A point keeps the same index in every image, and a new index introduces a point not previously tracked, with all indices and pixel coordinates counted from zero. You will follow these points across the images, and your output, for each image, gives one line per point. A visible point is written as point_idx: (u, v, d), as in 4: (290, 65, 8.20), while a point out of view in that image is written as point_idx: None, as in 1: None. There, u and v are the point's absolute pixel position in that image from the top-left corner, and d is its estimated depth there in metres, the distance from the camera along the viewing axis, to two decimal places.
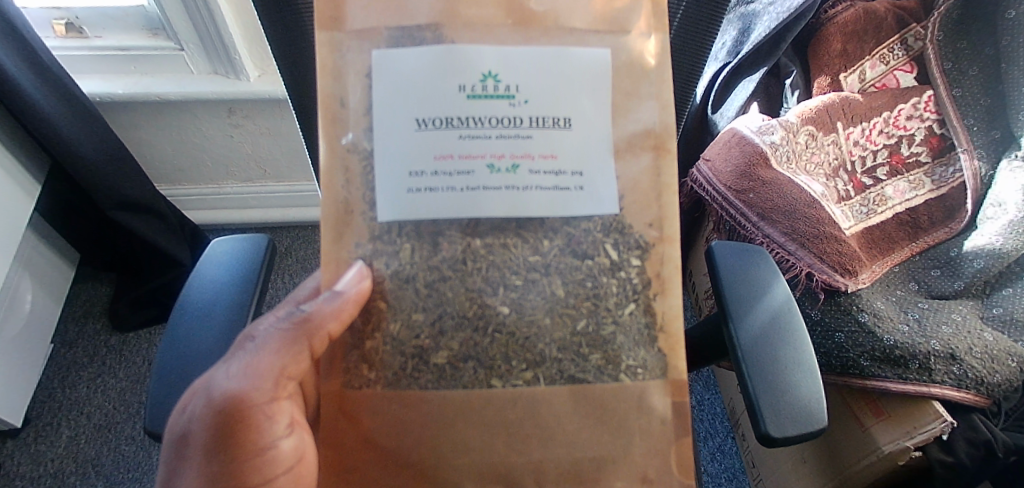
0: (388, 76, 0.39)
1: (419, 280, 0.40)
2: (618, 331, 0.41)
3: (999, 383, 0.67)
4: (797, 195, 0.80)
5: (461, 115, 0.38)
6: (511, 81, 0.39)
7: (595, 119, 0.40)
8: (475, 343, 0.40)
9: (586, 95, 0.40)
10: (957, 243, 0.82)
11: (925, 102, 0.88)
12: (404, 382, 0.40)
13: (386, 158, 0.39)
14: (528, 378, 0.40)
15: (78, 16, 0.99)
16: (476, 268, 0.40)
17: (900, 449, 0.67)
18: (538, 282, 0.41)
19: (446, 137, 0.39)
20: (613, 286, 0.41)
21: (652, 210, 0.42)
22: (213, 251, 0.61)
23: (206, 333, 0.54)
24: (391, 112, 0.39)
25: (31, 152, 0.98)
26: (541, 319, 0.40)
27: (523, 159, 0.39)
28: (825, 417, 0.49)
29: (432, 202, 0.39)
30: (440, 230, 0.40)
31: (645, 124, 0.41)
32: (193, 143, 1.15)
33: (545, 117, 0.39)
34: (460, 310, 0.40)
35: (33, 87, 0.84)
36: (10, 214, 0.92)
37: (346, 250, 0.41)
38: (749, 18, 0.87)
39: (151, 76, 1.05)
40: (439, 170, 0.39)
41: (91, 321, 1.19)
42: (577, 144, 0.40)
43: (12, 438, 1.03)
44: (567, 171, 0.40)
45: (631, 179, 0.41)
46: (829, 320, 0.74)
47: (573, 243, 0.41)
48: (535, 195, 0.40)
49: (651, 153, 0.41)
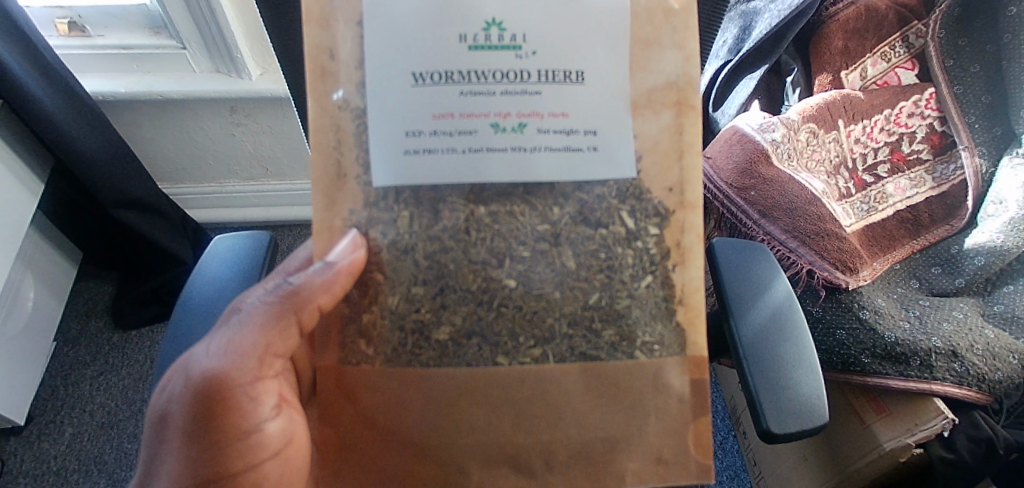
0: (384, 23, 0.37)
1: (419, 251, 0.40)
2: (633, 305, 0.41)
3: (1001, 380, 0.67)
4: (799, 192, 0.80)
5: (462, 69, 0.37)
6: (517, 30, 0.37)
7: (608, 72, 0.38)
8: (480, 317, 0.40)
9: (599, 46, 0.38)
10: (957, 241, 0.82)
11: (926, 99, 0.88)
12: (403, 359, 0.40)
13: (382, 116, 0.38)
14: (536, 356, 0.40)
15: (80, 15, 0.99)
16: (480, 238, 0.40)
17: (902, 446, 0.67)
18: (548, 253, 0.40)
19: (447, 94, 0.37)
20: (629, 257, 0.41)
21: (673, 173, 0.41)
22: (214, 249, 0.62)
23: (208, 327, 0.54)
24: (387, 65, 0.37)
25: (33, 149, 0.98)
26: (550, 293, 0.40)
27: (531, 117, 0.38)
28: (826, 413, 0.49)
29: (433, 164, 0.38)
30: (441, 196, 0.39)
31: (666, 77, 0.39)
32: (193, 140, 1.16)
33: (555, 70, 0.38)
34: (462, 283, 0.40)
35: (35, 84, 0.84)
36: (11, 210, 0.92)
37: (339, 218, 0.40)
38: (750, 16, 0.87)
39: (153, 74, 1.05)
40: (439, 130, 0.38)
41: (93, 319, 1.19)
42: (587, 100, 0.38)
43: (15, 436, 1.04)
44: (579, 131, 0.39)
45: (651, 138, 0.40)
46: (830, 317, 0.74)
47: (586, 209, 0.40)
48: (542, 157, 0.39)
49: (673, 110, 0.40)
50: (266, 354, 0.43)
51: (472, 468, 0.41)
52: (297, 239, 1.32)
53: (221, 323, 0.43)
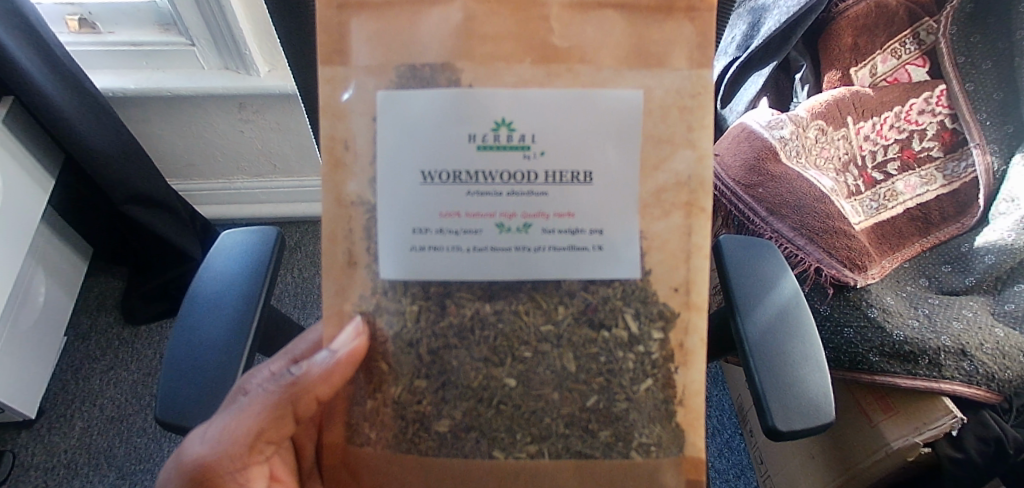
0: (394, 119, 0.36)
1: (423, 345, 0.39)
2: (631, 408, 0.39)
3: (1010, 379, 0.66)
4: (806, 190, 0.80)
5: (470, 170, 0.36)
6: (526, 130, 0.35)
7: (619, 171, 0.36)
8: (479, 414, 0.39)
9: (611, 144, 0.36)
10: (968, 239, 0.81)
11: (938, 96, 0.87)
12: (402, 446, 0.40)
13: (389, 215, 0.37)
14: (532, 452, 0.40)
15: (90, 12, 1.00)
16: (483, 336, 0.39)
17: (910, 446, 0.67)
18: (549, 355, 0.39)
19: (453, 193, 0.36)
20: (630, 361, 0.39)
21: (679, 273, 0.39)
22: (224, 243, 0.62)
23: (218, 328, 0.54)
24: (394, 161, 0.36)
25: (45, 148, 0.99)
26: (548, 394, 0.39)
27: (536, 217, 0.37)
28: (832, 414, 0.49)
29: (434, 263, 0.38)
30: (450, 291, 0.39)
31: (679, 176, 0.37)
32: (201, 138, 1.16)
33: (562, 171, 0.36)
34: (463, 381, 0.39)
35: (42, 78, 0.84)
36: (23, 205, 0.93)
37: (349, 303, 0.40)
38: (759, 13, 0.86)
39: (162, 72, 1.06)
40: (443, 228, 0.37)
41: (104, 315, 1.21)
42: (597, 200, 0.37)
43: (27, 429, 1.06)
44: (585, 230, 0.37)
45: (660, 237, 0.38)
46: (838, 315, 0.74)
47: (590, 310, 0.39)
48: (546, 255, 0.38)
49: (682, 210, 0.38)
50: (258, 436, 0.43)
51: None
52: (304, 236, 1.33)
53: (227, 406, 0.43)
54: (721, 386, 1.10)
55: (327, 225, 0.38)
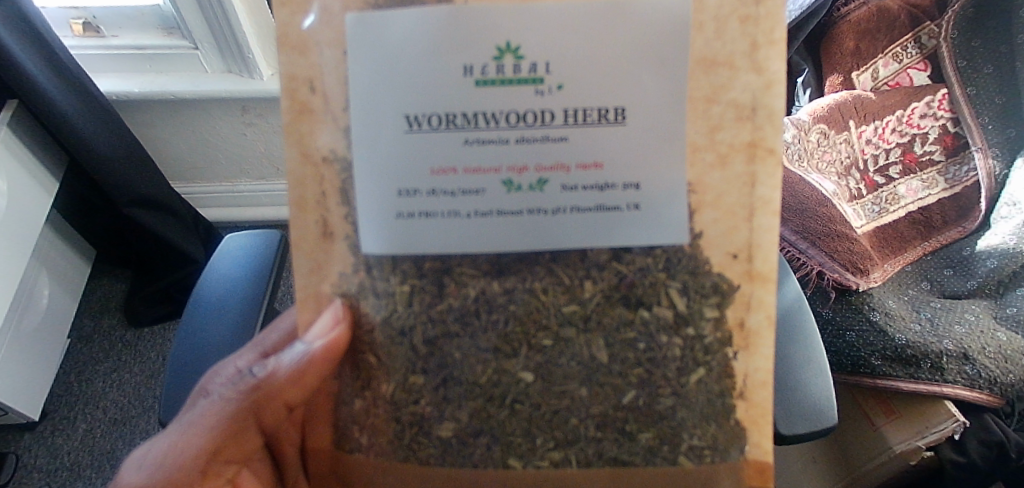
0: (372, 52, 0.30)
1: (417, 334, 0.35)
2: (678, 405, 0.35)
3: (1012, 383, 0.66)
4: (809, 194, 0.80)
5: (467, 111, 0.30)
6: (537, 57, 0.29)
7: (655, 109, 0.30)
8: (489, 416, 0.35)
9: (647, 72, 0.30)
10: (970, 242, 0.81)
11: (940, 100, 0.87)
12: (400, 454, 0.36)
13: (371, 172, 0.32)
14: (557, 460, 0.36)
15: (95, 15, 1.01)
16: (491, 320, 0.34)
17: (912, 449, 0.67)
18: (573, 343, 0.34)
19: (449, 142, 0.31)
20: (676, 348, 0.34)
21: (740, 235, 0.34)
22: (228, 246, 0.62)
23: (222, 331, 0.55)
24: (374, 106, 0.31)
25: (49, 151, 0.99)
26: (575, 392, 0.35)
27: (553, 171, 0.31)
28: (836, 417, 0.49)
29: (428, 231, 0.33)
30: (449, 266, 0.34)
31: (736, 108, 0.31)
32: (205, 140, 1.17)
33: (587, 110, 0.30)
34: (469, 376, 0.35)
35: (52, 87, 0.86)
36: (27, 208, 0.93)
37: (325, 284, 0.36)
38: None
39: (167, 74, 1.06)
40: (436, 188, 0.32)
41: (107, 317, 1.21)
42: (626, 147, 0.31)
43: (31, 431, 1.06)
44: (617, 185, 0.32)
45: (715, 190, 0.33)
46: (840, 319, 0.75)
47: (625, 284, 0.34)
48: (566, 219, 0.32)
49: (744, 153, 0.32)
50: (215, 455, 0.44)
51: None
52: None
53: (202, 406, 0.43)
54: None
55: (294, 188, 0.34)
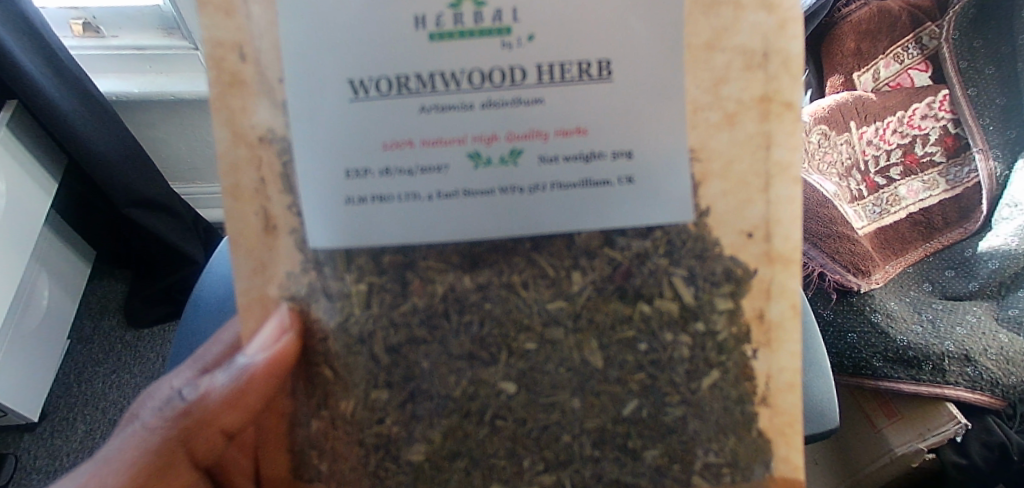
0: (308, 6, 0.27)
1: (378, 341, 0.32)
2: (689, 417, 0.33)
3: (1015, 385, 0.66)
4: (810, 195, 0.80)
5: (422, 73, 0.27)
6: (500, 4, 0.26)
7: (642, 64, 0.28)
8: (466, 433, 0.33)
9: (633, 19, 0.27)
10: (972, 243, 0.81)
11: (941, 101, 0.86)
12: (366, 481, 0.35)
13: (316, 152, 0.29)
14: (547, 483, 0.34)
15: (94, 16, 1.01)
16: (464, 322, 0.32)
17: (913, 451, 0.68)
18: (559, 345, 0.32)
19: (404, 110, 0.28)
20: (682, 348, 0.32)
21: (756, 209, 0.32)
22: (226, 247, 0.62)
23: (211, 334, 0.54)
24: (317, 74, 0.28)
25: (48, 151, 0.99)
26: (565, 402, 0.33)
27: (529, 140, 0.28)
28: (837, 418, 0.49)
29: (390, 215, 0.30)
30: (412, 260, 0.31)
31: (738, 55, 0.29)
32: (204, 140, 1.16)
33: (564, 64, 0.27)
34: (444, 390, 0.32)
35: (51, 87, 0.85)
36: (25, 207, 0.93)
37: (272, 287, 0.33)
38: None
39: (166, 75, 1.05)
40: (392, 165, 0.28)
41: (107, 317, 1.21)
42: (610, 110, 0.28)
43: (30, 432, 1.06)
44: (605, 152, 0.29)
45: (722, 155, 0.31)
46: (841, 320, 0.75)
47: (619, 275, 0.32)
48: (545, 196, 0.29)
49: (756, 110, 0.30)
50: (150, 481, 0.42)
51: None
52: None
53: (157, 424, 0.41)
54: None
55: (226, 175, 0.30)
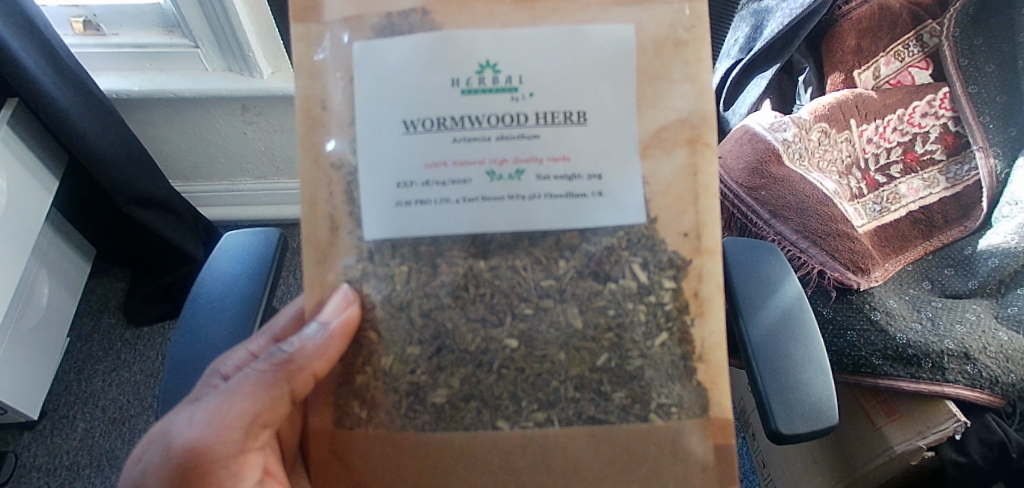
0: (376, 71, 0.37)
1: (415, 308, 0.39)
2: (646, 365, 0.39)
3: (1014, 383, 0.66)
4: (810, 192, 0.80)
5: (456, 115, 0.37)
6: (511, 72, 0.37)
7: (611, 112, 0.37)
8: (478, 381, 0.39)
9: (602, 81, 0.37)
10: (971, 242, 0.81)
11: (941, 98, 0.87)
12: (398, 424, 0.40)
13: (374, 170, 0.38)
14: (540, 420, 0.39)
15: (94, 13, 1.01)
16: (479, 294, 0.39)
17: (912, 449, 0.67)
18: (551, 311, 0.39)
19: (441, 141, 0.37)
20: (640, 314, 0.39)
21: (688, 217, 0.39)
22: (225, 245, 0.62)
23: (220, 331, 0.55)
24: (379, 114, 0.37)
25: (49, 150, 0.99)
26: (554, 355, 0.39)
27: (528, 163, 0.37)
28: (836, 414, 0.49)
29: (425, 217, 0.38)
30: (442, 250, 0.39)
31: (678, 113, 0.38)
32: (205, 140, 1.17)
33: (553, 112, 0.37)
34: (461, 345, 0.39)
35: (50, 84, 0.85)
36: (27, 206, 0.93)
37: (331, 272, 0.40)
38: (762, 15, 0.84)
39: (166, 73, 1.06)
40: (431, 179, 0.37)
41: (107, 315, 1.21)
42: (588, 143, 0.37)
43: (30, 430, 1.06)
44: (584, 174, 0.38)
45: (664, 181, 0.39)
46: (841, 318, 0.74)
47: (593, 262, 0.39)
48: (540, 204, 0.38)
49: (686, 148, 0.38)
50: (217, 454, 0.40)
51: None
52: None
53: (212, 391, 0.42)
54: None
55: (307, 189, 0.39)
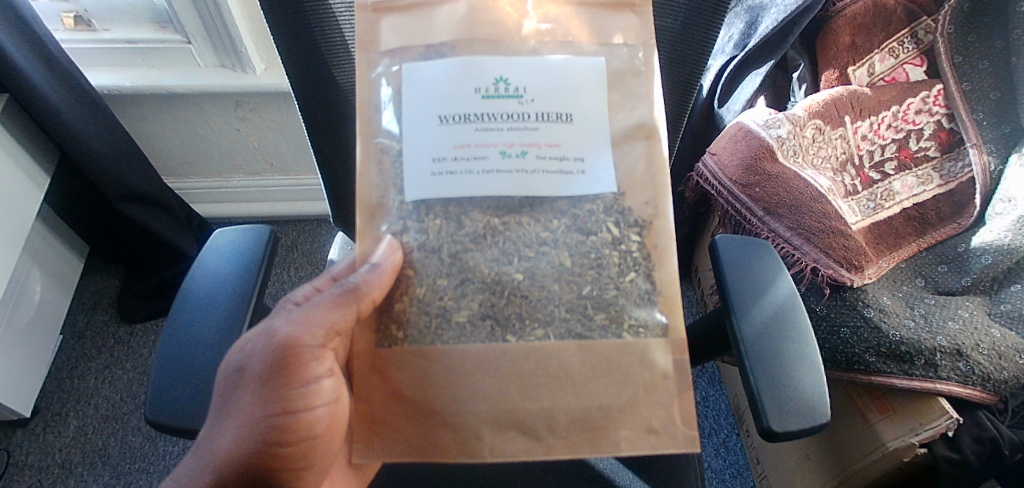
0: (415, 85, 0.41)
1: (445, 249, 0.41)
2: (620, 294, 0.41)
3: (1006, 379, 0.67)
4: (804, 190, 0.80)
5: (476, 112, 0.40)
6: (520, 83, 0.40)
7: (595, 116, 0.41)
8: (493, 304, 0.40)
9: (585, 93, 0.41)
10: (965, 239, 0.81)
11: (935, 96, 0.87)
12: (428, 339, 0.40)
13: (414, 152, 0.41)
14: (539, 335, 0.40)
15: (86, 9, 1.00)
16: (494, 241, 0.41)
17: (905, 446, 0.68)
18: (549, 253, 0.41)
19: (462, 131, 0.40)
20: (615, 258, 0.42)
21: (649, 190, 0.42)
22: (216, 241, 0.62)
23: (209, 326, 0.54)
24: (414, 113, 0.41)
25: (39, 143, 0.98)
26: (549, 285, 0.41)
27: (530, 146, 0.40)
28: (828, 413, 0.49)
29: (454, 185, 0.40)
30: (465, 210, 0.41)
31: (636, 119, 0.42)
32: (199, 136, 1.16)
33: (549, 112, 0.41)
34: (479, 276, 0.41)
35: (43, 83, 0.84)
36: (14, 200, 0.92)
37: (376, 227, 0.42)
38: (757, 11, 0.82)
39: (158, 68, 1.05)
40: (459, 156, 0.40)
41: (99, 312, 1.20)
42: (579, 135, 0.41)
43: (22, 428, 1.05)
44: (569, 157, 0.41)
45: (628, 165, 0.42)
46: (834, 315, 0.75)
47: (579, 220, 0.41)
48: (542, 176, 0.41)
49: (643, 139, 0.42)
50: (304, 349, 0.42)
51: (484, 435, 0.40)
52: (301, 235, 1.35)
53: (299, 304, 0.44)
54: (717, 385, 1.09)
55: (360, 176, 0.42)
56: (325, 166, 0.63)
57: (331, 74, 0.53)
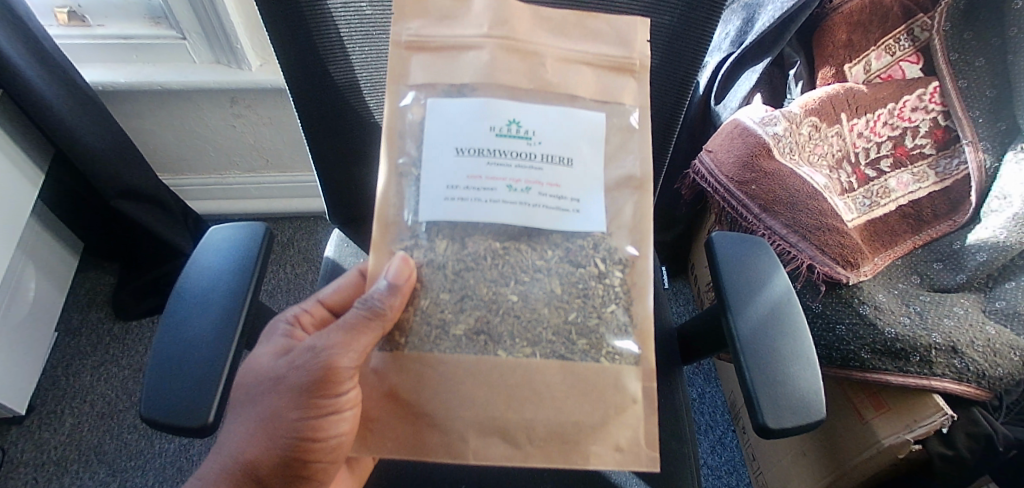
0: (437, 120, 0.41)
1: (449, 268, 0.41)
2: (599, 325, 0.41)
3: (1000, 376, 0.67)
4: (800, 187, 0.80)
5: (490, 148, 0.40)
6: (531, 125, 0.41)
7: (594, 165, 0.42)
8: (488, 320, 0.41)
9: (588, 142, 0.42)
10: (961, 236, 0.81)
11: (930, 93, 0.86)
12: (427, 347, 0.40)
13: (431, 176, 0.41)
14: (527, 354, 0.40)
15: (79, 4, 0.98)
16: (490, 266, 0.42)
17: (900, 442, 0.68)
18: (542, 279, 0.42)
19: (472, 164, 0.40)
20: (601, 291, 0.42)
21: (635, 236, 0.42)
22: (210, 239, 0.61)
23: (203, 326, 0.54)
24: (431, 143, 0.41)
25: (33, 141, 0.97)
26: (541, 309, 0.41)
27: (534, 183, 0.40)
28: (824, 407, 0.49)
29: (463, 209, 0.40)
30: (471, 232, 0.41)
31: (627, 171, 0.43)
32: (194, 132, 1.16)
33: (553, 154, 0.41)
34: (478, 293, 0.41)
35: (38, 79, 0.84)
36: (7, 198, 0.91)
37: (392, 244, 0.42)
38: (753, 8, 0.83)
39: (153, 64, 1.04)
40: (471, 186, 0.40)
41: (94, 310, 1.20)
42: (579, 179, 0.41)
43: (17, 425, 1.05)
44: (567, 197, 0.41)
45: (618, 212, 0.42)
46: (830, 312, 0.75)
47: (570, 255, 0.42)
48: (546, 212, 0.41)
49: (630, 190, 0.43)
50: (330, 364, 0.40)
51: (469, 440, 0.40)
52: (298, 232, 1.34)
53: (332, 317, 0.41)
54: (713, 383, 1.09)
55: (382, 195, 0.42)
56: (320, 166, 0.63)
57: (328, 71, 0.53)
